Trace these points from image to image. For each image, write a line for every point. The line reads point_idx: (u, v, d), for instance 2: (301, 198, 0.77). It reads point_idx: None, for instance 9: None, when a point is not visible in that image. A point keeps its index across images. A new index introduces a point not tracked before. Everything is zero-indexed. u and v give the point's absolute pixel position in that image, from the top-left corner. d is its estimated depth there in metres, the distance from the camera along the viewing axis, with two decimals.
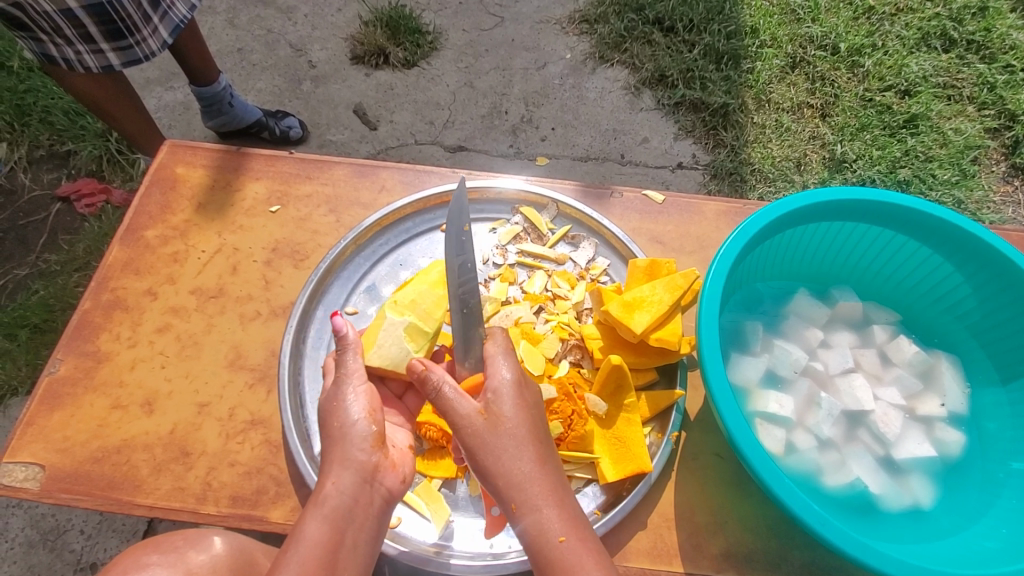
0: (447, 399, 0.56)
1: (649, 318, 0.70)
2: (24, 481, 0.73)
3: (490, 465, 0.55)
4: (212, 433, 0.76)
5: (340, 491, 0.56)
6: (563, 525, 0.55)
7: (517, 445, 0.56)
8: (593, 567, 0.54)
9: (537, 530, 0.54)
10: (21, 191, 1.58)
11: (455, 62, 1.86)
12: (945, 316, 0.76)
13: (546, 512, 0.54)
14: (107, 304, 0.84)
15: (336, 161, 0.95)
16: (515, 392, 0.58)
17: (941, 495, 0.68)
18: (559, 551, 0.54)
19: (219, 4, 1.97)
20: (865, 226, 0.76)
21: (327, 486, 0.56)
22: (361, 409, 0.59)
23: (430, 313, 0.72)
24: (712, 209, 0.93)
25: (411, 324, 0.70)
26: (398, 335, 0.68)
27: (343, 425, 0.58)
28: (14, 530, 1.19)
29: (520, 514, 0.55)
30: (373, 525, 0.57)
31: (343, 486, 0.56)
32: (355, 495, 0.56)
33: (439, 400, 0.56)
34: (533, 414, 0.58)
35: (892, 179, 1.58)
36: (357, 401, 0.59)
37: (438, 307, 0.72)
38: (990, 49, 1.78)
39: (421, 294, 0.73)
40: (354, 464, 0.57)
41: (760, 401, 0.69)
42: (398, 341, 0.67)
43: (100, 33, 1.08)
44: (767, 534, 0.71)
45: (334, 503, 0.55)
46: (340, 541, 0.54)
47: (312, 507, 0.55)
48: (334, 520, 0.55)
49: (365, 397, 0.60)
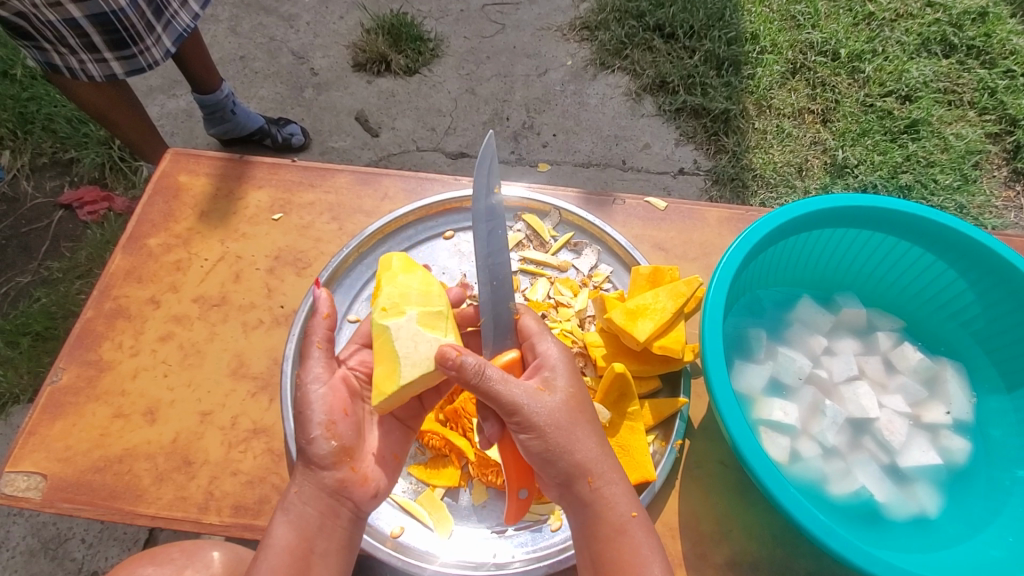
0: (497, 380, 0.56)
1: (653, 326, 0.70)
2: (25, 491, 0.73)
3: (565, 441, 0.57)
4: (214, 442, 0.76)
5: (303, 501, 0.59)
6: (631, 500, 0.59)
7: (584, 421, 0.59)
8: (656, 539, 0.58)
9: (605, 506, 0.58)
10: (23, 198, 1.59)
11: (457, 69, 1.86)
12: (950, 323, 0.76)
13: (617, 487, 0.58)
14: (110, 312, 0.84)
15: (339, 169, 0.96)
16: (567, 369, 0.62)
17: (947, 503, 0.67)
18: (631, 525, 0.58)
19: (221, 12, 1.98)
20: (868, 233, 0.76)
21: (291, 495, 0.59)
22: (317, 423, 0.59)
23: (425, 294, 0.65)
24: (715, 216, 0.93)
25: (417, 315, 0.63)
26: (417, 332, 0.62)
27: (301, 441, 0.59)
28: (16, 538, 1.19)
29: (595, 487, 0.58)
30: (343, 528, 0.60)
31: (305, 497, 0.59)
32: (316, 503, 0.59)
33: (484, 384, 0.55)
34: (581, 392, 0.62)
35: (894, 185, 1.58)
36: (318, 412, 0.60)
37: (428, 286, 0.66)
38: (991, 54, 1.78)
39: (403, 285, 0.66)
40: (313, 478, 0.59)
41: (765, 409, 0.68)
42: (421, 338, 0.61)
43: (103, 42, 1.08)
44: (772, 543, 0.70)
45: (301, 512, 0.58)
46: (310, 548, 0.57)
47: (280, 513, 0.58)
48: (302, 527, 0.57)
49: (321, 408, 0.60)
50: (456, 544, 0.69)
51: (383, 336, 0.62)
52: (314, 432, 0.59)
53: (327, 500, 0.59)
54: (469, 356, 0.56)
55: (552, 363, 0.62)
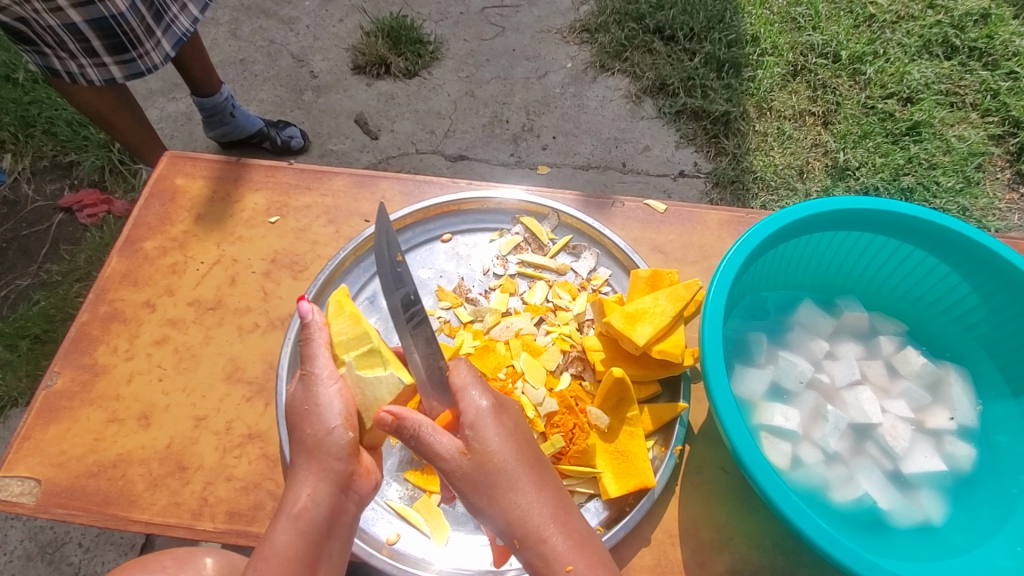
0: (432, 440, 0.55)
1: (652, 330, 0.69)
2: (19, 497, 0.72)
3: (510, 489, 0.55)
4: (209, 448, 0.75)
5: (316, 502, 0.55)
6: (569, 553, 0.54)
7: (515, 478, 0.55)
8: None
9: (542, 560, 0.54)
10: (23, 201, 1.58)
11: (457, 72, 1.86)
12: (954, 327, 0.75)
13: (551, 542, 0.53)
14: (105, 316, 0.84)
15: (336, 171, 0.95)
16: (494, 422, 0.56)
17: (952, 511, 0.66)
18: None
19: (221, 15, 1.97)
20: (870, 235, 0.75)
21: (303, 497, 0.55)
22: (337, 416, 0.57)
23: (356, 334, 0.64)
24: (715, 218, 0.92)
25: (355, 359, 0.62)
26: (359, 377, 0.61)
27: (318, 433, 0.56)
28: (13, 542, 1.18)
29: (525, 547, 0.54)
30: (346, 529, 0.58)
31: (320, 497, 0.55)
32: (331, 503, 0.56)
33: (421, 444, 0.54)
34: (519, 440, 0.57)
35: (896, 187, 1.57)
36: (336, 405, 0.57)
37: (359, 324, 0.65)
38: (993, 56, 1.77)
39: (336, 332, 0.64)
40: (332, 474, 0.56)
41: (766, 415, 0.67)
42: (365, 383, 0.60)
43: (103, 47, 1.08)
44: (774, 551, 0.69)
45: (311, 517, 0.55)
46: (314, 553, 0.55)
47: (282, 516, 0.55)
48: (307, 534, 0.55)
49: (340, 401, 0.58)
50: (452, 552, 0.68)
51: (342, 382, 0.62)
52: (334, 424, 0.57)
53: (339, 498, 0.56)
54: (408, 418, 0.54)
55: (473, 420, 0.56)
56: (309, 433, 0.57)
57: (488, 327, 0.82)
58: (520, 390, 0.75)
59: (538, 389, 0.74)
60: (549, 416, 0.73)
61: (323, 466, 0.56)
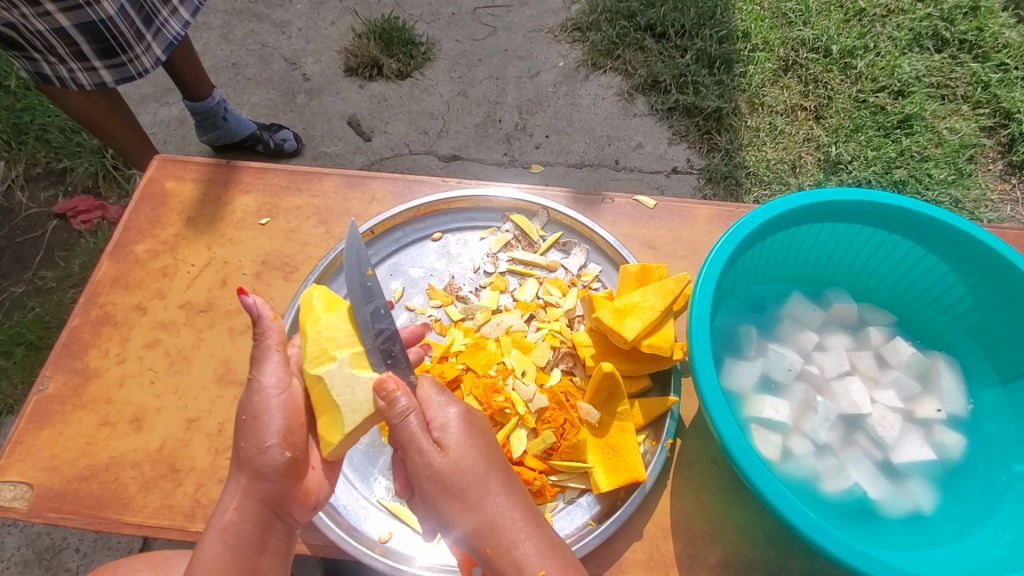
0: (410, 432, 0.55)
1: (641, 324, 0.69)
2: (11, 501, 0.72)
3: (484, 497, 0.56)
4: (201, 449, 0.75)
5: (242, 517, 0.58)
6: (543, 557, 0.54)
7: (484, 479, 0.56)
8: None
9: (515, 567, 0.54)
10: (17, 208, 1.58)
11: (449, 72, 1.86)
12: (942, 318, 0.75)
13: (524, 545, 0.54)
14: (96, 320, 0.84)
15: (326, 172, 0.95)
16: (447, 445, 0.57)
17: (942, 500, 0.67)
18: None
19: (213, 20, 1.97)
20: (857, 227, 0.75)
21: (229, 510, 0.58)
22: (274, 434, 0.58)
23: (351, 332, 0.63)
24: (704, 213, 0.92)
25: (349, 357, 0.61)
26: (353, 376, 0.60)
27: (251, 451, 0.58)
28: (10, 549, 1.18)
29: (496, 554, 0.55)
30: (278, 536, 0.61)
31: (244, 513, 0.58)
32: (256, 516, 0.59)
33: (404, 428, 0.55)
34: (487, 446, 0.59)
35: (888, 180, 1.58)
36: (276, 420, 0.58)
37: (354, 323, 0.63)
38: (983, 48, 1.77)
39: (328, 326, 0.63)
40: (258, 491, 0.58)
41: (756, 407, 0.67)
42: (356, 382, 0.60)
43: (92, 51, 1.07)
44: (766, 543, 0.69)
45: (236, 530, 0.58)
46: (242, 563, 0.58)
47: (212, 525, 0.59)
48: (235, 547, 0.58)
49: (279, 417, 0.59)
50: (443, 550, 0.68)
51: (318, 388, 0.61)
52: (270, 442, 0.58)
53: (267, 513, 0.59)
54: (404, 394, 0.56)
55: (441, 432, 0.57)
56: (244, 447, 0.58)
57: (478, 325, 0.82)
58: (511, 386, 0.75)
59: (529, 385, 0.74)
60: (540, 412, 0.73)
61: (255, 487, 0.58)
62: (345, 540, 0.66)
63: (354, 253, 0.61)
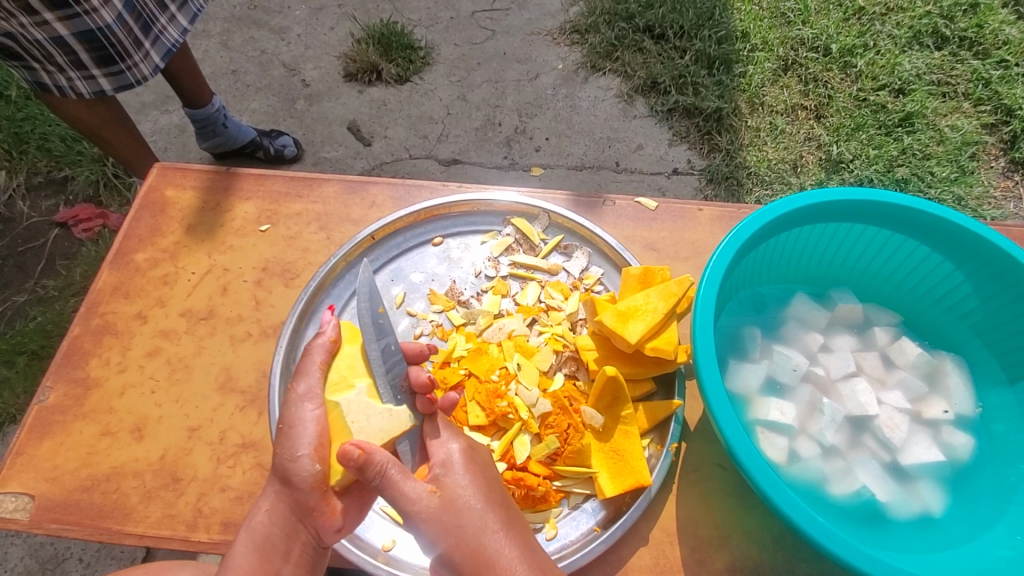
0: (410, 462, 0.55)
1: (644, 327, 0.68)
2: (13, 513, 0.71)
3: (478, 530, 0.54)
4: (203, 458, 0.75)
5: (273, 520, 0.58)
6: None
7: (480, 515, 0.55)
8: None
9: None
10: (19, 218, 1.58)
11: (448, 76, 1.86)
12: (947, 316, 0.75)
13: None
14: (97, 329, 0.83)
15: (326, 178, 0.95)
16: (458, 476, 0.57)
17: (952, 502, 0.66)
18: None
19: (213, 27, 1.98)
20: (860, 226, 0.75)
21: (262, 513, 0.58)
22: (307, 443, 0.57)
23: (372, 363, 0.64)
24: (706, 214, 0.92)
25: (368, 387, 0.61)
26: (370, 405, 0.60)
27: (288, 460, 0.57)
28: (14, 559, 1.18)
29: None
30: (308, 549, 0.59)
31: (275, 517, 0.58)
32: (286, 522, 0.58)
33: (385, 481, 0.54)
34: (489, 480, 0.59)
35: (890, 179, 1.57)
36: (309, 431, 0.58)
37: None
38: (983, 45, 1.77)
39: (351, 356, 0.64)
40: (288, 500, 0.58)
41: (761, 409, 0.67)
42: (373, 411, 0.60)
43: (91, 59, 1.07)
44: (773, 546, 0.69)
45: (266, 533, 0.58)
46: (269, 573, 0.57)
47: (245, 530, 0.59)
48: (264, 551, 0.58)
49: (314, 427, 0.58)
50: None
51: (334, 413, 0.60)
52: (303, 452, 0.57)
53: (294, 521, 0.58)
54: (373, 455, 0.54)
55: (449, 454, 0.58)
56: (279, 454, 0.58)
57: (480, 329, 0.82)
58: (514, 391, 0.74)
59: (532, 390, 0.73)
60: (543, 417, 0.72)
61: (287, 492, 0.58)
62: (347, 547, 0.65)
63: (368, 290, 0.64)
